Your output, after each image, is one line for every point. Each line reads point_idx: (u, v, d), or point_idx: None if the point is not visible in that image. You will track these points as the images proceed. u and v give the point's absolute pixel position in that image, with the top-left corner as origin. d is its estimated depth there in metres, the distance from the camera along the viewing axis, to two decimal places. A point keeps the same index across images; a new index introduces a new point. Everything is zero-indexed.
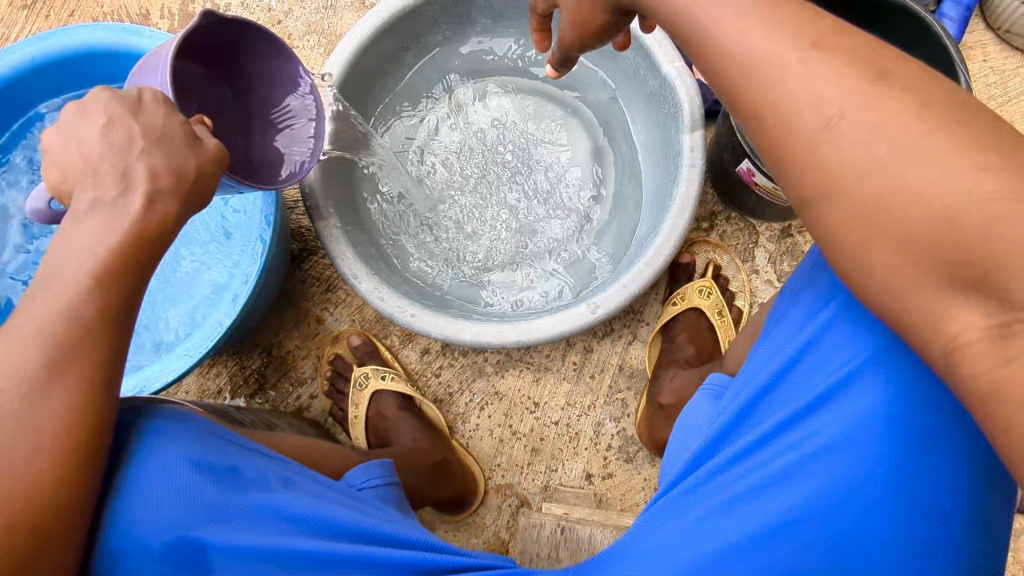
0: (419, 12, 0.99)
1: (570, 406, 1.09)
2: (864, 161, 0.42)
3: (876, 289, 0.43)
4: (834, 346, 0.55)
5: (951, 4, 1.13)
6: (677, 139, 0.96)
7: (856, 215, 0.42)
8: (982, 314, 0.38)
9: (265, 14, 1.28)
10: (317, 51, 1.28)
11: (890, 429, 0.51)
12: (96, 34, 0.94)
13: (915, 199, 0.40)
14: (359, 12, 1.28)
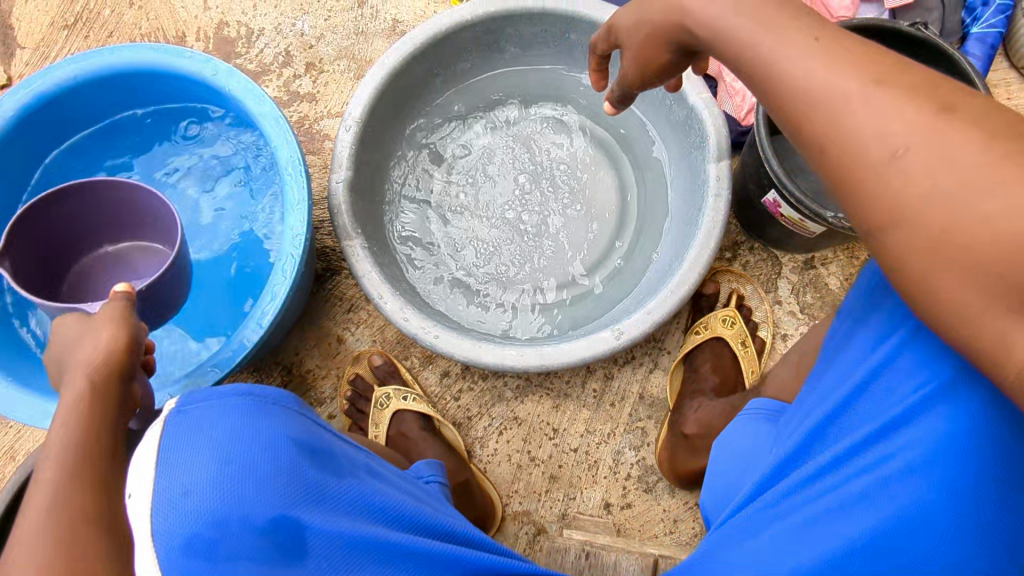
0: (447, 39, 1.05)
1: (589, 433, 1.08)
2: (931, 191, 0.42)
3: (933, 306, 0.44)
4: (906, 371, 0.54)
5: (975, 42, 1.15)
6: (703, 168, 0.97)
7: (922, 246, 0.43)
8: None
9: (298, 39, 1.32)
10: (347, 75, 1.30)
11: (964, 457, 0.50)
12: (150, 53, 0.96)
13: (982, 226, 0.40)
14: (390, 40, 1.31)
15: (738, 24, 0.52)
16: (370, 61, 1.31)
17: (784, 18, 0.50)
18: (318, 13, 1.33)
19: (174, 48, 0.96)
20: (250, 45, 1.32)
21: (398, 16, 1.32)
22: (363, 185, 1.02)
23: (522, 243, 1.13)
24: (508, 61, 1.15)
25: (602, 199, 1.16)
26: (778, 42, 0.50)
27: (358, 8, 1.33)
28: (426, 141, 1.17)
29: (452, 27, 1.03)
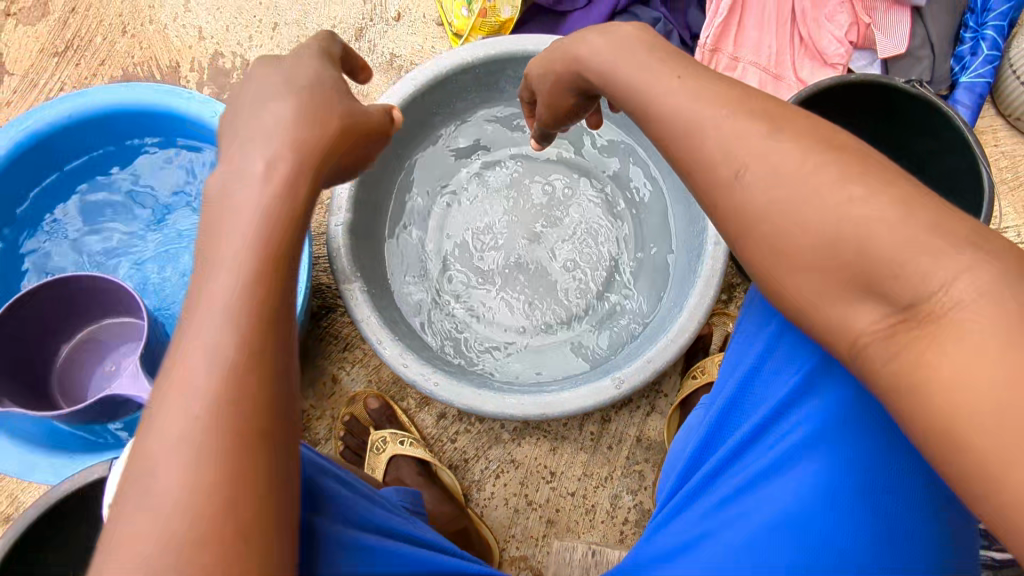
0: (450, 81, 1.07)
1: (586, 477, 1.08)
2: (766, 206, 0.48)
3: (787, 298, 0.49)
4: (783, 360, 0.62)
5: (963, 91, 1.18)
6: (704, 224, 1.00)
7: (763, 251, 0.49)
8: (875, 314, 0.43)
9: None
10: None
11: (834, 429, 0.56)
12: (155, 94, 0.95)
13: (812, 238, 0.46)
14: (387, 75, 1.31)
15: (689, 99, 0.54)
16: (366, 95, 1.30)
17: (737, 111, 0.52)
18: None
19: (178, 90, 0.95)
20: None
21: (395, 50, 1.32)
22: (360, 227, 1.00)
23: (499, 269, 1.15)
24: (507, 101, 1.16)
25: (579, 225, 1.17)
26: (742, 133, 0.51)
27: (356, 41, 1.32)
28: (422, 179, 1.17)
29: (455, 70, 1.05)
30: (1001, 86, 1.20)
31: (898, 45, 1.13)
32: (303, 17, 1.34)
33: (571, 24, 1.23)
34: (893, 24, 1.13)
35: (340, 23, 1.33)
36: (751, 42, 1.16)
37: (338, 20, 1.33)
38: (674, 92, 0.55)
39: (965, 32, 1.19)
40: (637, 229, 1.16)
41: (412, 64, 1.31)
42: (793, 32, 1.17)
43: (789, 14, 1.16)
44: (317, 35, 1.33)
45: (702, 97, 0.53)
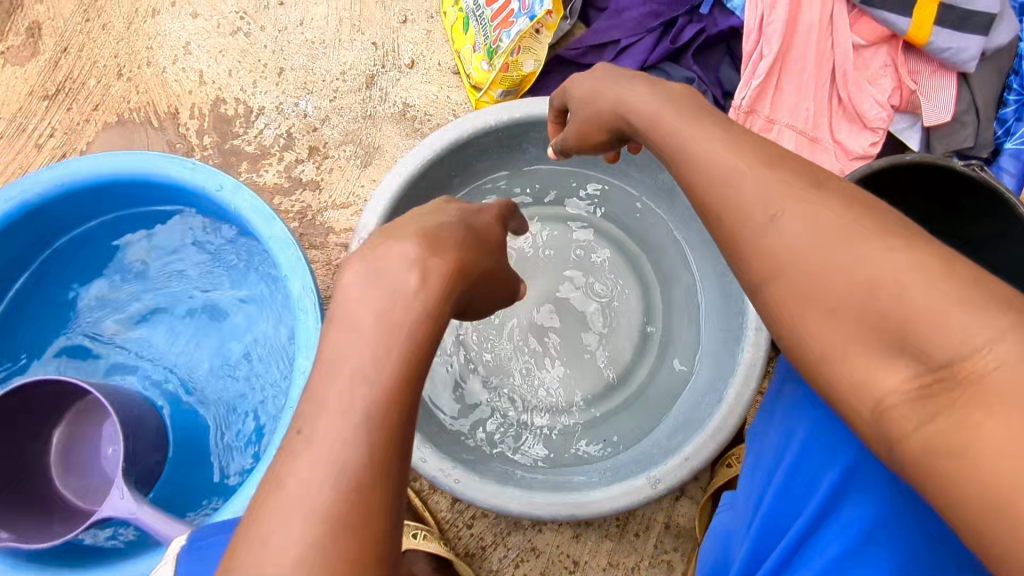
0: (470, 144, 1.00)
1: (612, 568, 1.01)
2: (816, 260, 0.41)
3: (804, 353, 0.42)
4: (817, 461, 0.59)
5: (1009, 157, 1.12)
6: (740, 304, 0.94)
7: (792, 294, 0.42)
8: (906, 377, 0.36)
9: (300, 120, 1.24)
10: (353, 161, 1.22)
11: (872, 539, 0.52)
12: (151, 162, 0.86)
13: (839, 273, 0.40)
14: (398, 125, 1.23)
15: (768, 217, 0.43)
16: (377, 146, 1.23)
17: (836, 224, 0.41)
18: (322, 93, 1.25)
19: (176, 158, 0.87)
20: (248, 123, 1.23)
21: (408, 99, 1.25)
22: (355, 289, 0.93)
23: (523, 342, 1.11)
24: (530, 161, 1.09)
25: (605, 292, 1.13)
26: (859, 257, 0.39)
27: (366, 89, 1.25)
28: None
29: (476, 133, 0.98)
30: None
31: (943, 112, 1.07)
32: (311, 62, 1.26)
33: None
34: (938, 91, 1.07)
35: (349, 69, 1.26)
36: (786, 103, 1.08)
37: (347, 66, 1.26)
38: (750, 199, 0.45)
39: (1009, 95, 1.14)
40: (668, 300, 1.12)
41: (427, 114, 1.24)
42: (832, 93, 1.09)
43: (829, 75, 1.08)
44: (325, 82, 1.25)
45: (782, 196, 0.43)
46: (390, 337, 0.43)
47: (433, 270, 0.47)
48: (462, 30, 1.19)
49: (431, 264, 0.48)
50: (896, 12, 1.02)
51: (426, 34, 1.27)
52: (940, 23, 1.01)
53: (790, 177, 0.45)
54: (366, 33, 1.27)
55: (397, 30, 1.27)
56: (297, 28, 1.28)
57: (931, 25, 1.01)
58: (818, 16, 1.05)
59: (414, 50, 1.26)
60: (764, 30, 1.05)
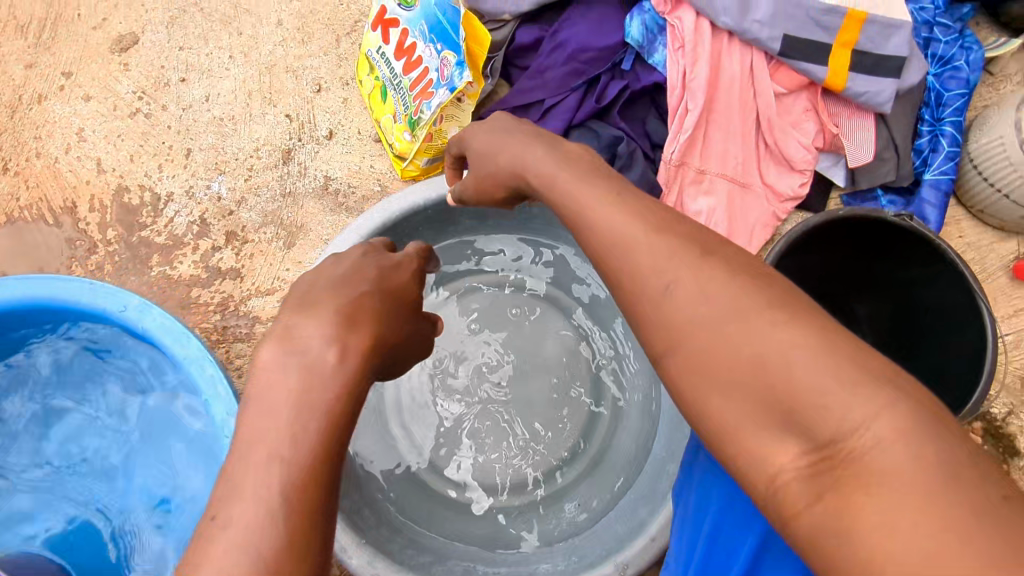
0: (398, 225, 0.97)
1: None
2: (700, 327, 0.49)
3: (712, 431, 0.49)
4: (729, 534, 0.65)
5: (930, 188, 1.14)
6: None
7: (694, 371, 0.49)
8: (794, 452, 0.44)
9: (213, 203, 1.16)
10: (276, 244, 1.14)
11: None
12: (55, 287, 0.78)
13: (732, 350, 0.47)
14: (320, 200, 1.17)
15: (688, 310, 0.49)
16: (301, 224, 1.15)
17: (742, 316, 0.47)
18: (235, 173, 1.17)
19: (79, 278, 0.78)
20: (156, 212, 1.14)
21: (329, 172, 1.18)
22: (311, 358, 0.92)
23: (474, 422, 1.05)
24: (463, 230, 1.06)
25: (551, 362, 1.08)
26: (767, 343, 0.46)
27: (284, 165, 1.18)
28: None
29: (403, 212, 0.95)
30: (963, 178, 1.18)
31: (865, 152, 1.09)
32: (221, 140, 1.19)
33: None
34: (859, 131, 1.09)
35: (264, 144, 1.19)
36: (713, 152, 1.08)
37: (261, 141, 1.19)
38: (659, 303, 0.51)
39: (922, 125, 1.17)
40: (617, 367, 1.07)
41: (351, 186, 1.18)
42: (758, 139, 1.10)
43: (754, 122, 1.08)
44: (239, 160, 1.18)
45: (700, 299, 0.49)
46: (306, 414, 0.49)
47: (352, 347, 0.52)
48: (380, 99, 1.13)
49: (349, 342, 0.52)
50: (812, 60, 1.03)
51: (343, 102, 1.21)
52: (854, 68, 1.03)
53: (713, 285, 0.49)
54: (279, 105, 1.21)
55: (311, 100, 1.21)
56: (203, 105, 1.20)
57: (847, 72, 1.02)
58: (739, 70, 1.06)
59: (331, 120, 1.20)
60: (687, 86, 1.04)
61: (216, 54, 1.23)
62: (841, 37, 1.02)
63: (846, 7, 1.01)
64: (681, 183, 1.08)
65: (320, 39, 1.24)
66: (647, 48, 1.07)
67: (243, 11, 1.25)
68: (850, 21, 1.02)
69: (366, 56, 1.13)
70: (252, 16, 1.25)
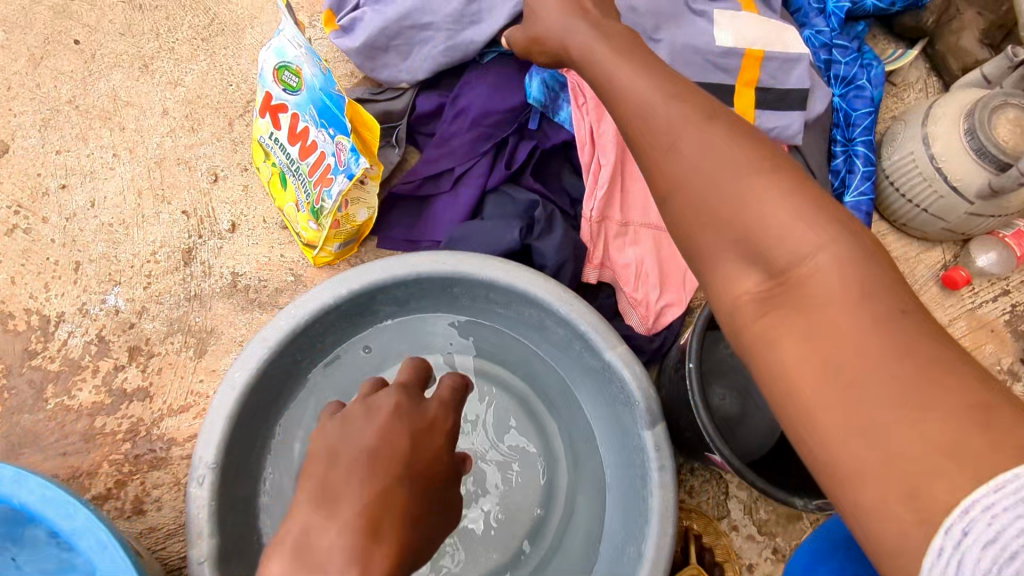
0: (308, 327, 0.91)
1: None
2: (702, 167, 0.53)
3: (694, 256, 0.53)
4: None
5: (851, 211, 1.13)
6: (634, 432, 0.89)
7: (690, 207, 0.53)
8: (756, 281, 0.48)
9: (112, 318, 1.06)
10: (186, 354, 1.06)
11: None
12: None
13: (727, 187, 0.51)
14: (229, 299, 1.09)
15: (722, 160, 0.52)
16: (211, 328, 1.07)
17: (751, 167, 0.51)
18: (132, 282, 1.08)
19: None
20: (46, 337, 1.04)
21: (236, 268, 1.10)
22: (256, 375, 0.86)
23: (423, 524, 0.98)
24: (383, 316, 0.99)
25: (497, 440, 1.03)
26: (757, 186, 0.50)
27: (185, 266, 1.09)
28: (315, 426, 0.98)
29: (312, 313, 0.90)
30: (883, 195, 1.18)
31: None
32: (113, 247, 1.09)
33: (437, 210, 1.08)
34: None
35: (161, 246, 1.10)
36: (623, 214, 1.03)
37: (158, 243, 1.10)
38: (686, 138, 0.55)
39: (836, 147, 1.16)
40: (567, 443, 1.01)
41: (261, 280, 1.10)
42: None
43: None
44: (135, 267, 1.09)
45: (723, 142, 0.53)
46: None
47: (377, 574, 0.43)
48: (280, 186, 1.06)
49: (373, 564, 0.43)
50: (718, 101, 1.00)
51: (243, 190, 1.13)
52: (760, 105, 1.01)
53: (725, 138, 0.53)
54: (173, 202, 1.12)
55: (208, 192, 1.13)
56: (89, 212, 1.10)
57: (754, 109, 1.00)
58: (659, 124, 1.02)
59: (232, 210, 1.12)
60: (596, 143, 1.02)
61: (99, 153, 1.13)
62: (743, 77, 1.01)
63: (743, 48, 1.00)
64: (606, 237, 1.05)
65: (211, 125, 1.16)
66: (551, 106, 1.04)
67: (124, 104, 1.16)
68: (750, 61, 1.00)
69: (260, 143, 1.06)
70: (134, 108, 1.16)
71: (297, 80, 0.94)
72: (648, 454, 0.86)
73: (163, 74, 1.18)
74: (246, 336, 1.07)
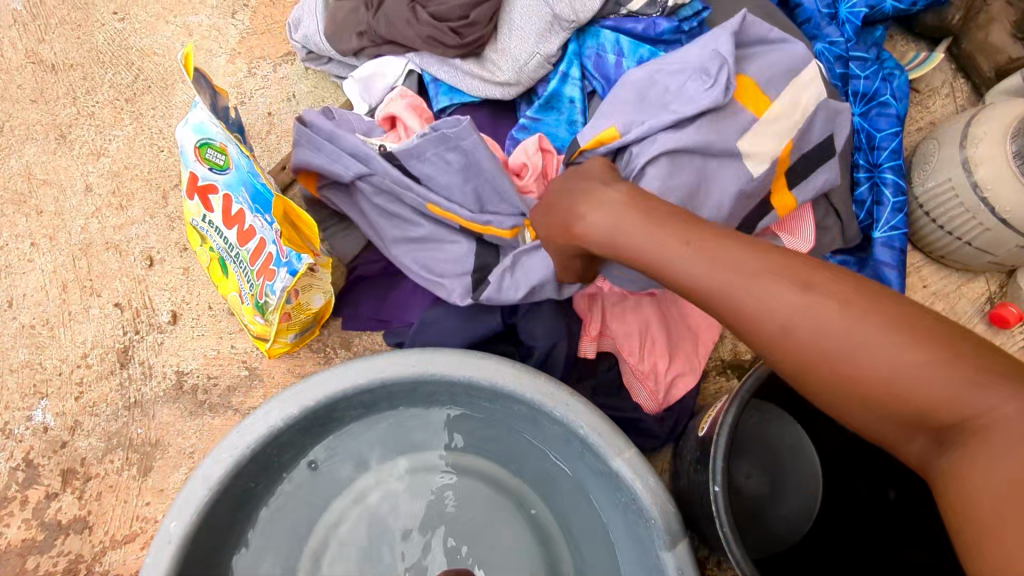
0: (258, 453, 0.76)
1: None
2: (766, 314, 0.52)
3: (824, 405, 0.52)
4: None
5: (883, 248, 0.97)
6: (651, 550, 0.73)
7: (789, 350, 0.52)
8: (923, 437, 0.47)
9: (41, 437, 0.92)
10: (128, 474, 0.91)
11: None
12: None
13: (804, 329, 0.51)
14: (173, 403, 0.94)
15: (780, 283, 0.52)
16: (155, 440, 0.93)
17: (824, 291, 0.51)
18: (61, 393, 0.94)
19: None
20: None
21: (181, 365, 0.96)
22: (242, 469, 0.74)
23: None
24: (353, 418, 0.84)
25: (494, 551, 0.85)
26: (829, 308, 0.50)
27: (121, 369, 0.95)
28: (280, 541, 0.82)
29: (262, 436, 0.75)
30: (915, 223, 1.03)
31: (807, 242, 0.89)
32: (36, 353, 0.95)
33: (406, 285, 0.94)
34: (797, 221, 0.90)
35: (92, 347, 0.96)
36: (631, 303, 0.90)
37: (89, 344, 0.96)
38: (735, 255, 0.55)
39: (859, 173, 1.00)
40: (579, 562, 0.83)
41: (210, 377, 0.95)
42: None
43: None
44: (63, 374, 0.95)
45: (775, 259, 0.54)
46: None
47: None
48: (221, 273, 0.91)
49: None
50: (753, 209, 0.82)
51: (184, 274, 0.99)
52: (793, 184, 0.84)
53: (776, 273, 0.53)
54: (104, 294, 0.98)
55: (143, 279, 0.99)
56: (7, 313, 0.96)
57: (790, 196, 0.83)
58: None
59: (173, 299, 0.98)
60: None
61: (14, 244, 0.99)
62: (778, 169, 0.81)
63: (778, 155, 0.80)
64: (602, 307, 0.90)
65: (142, 200, 1.02)
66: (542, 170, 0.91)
67: (41, 182, 1.02)
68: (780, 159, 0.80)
69: (194, 226, 0.90)
70: (53, 187, 1.02)
71: (223, 157, 0.79)
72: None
73: (83, 145, 1.04)
74: (196, 448, 0.92)
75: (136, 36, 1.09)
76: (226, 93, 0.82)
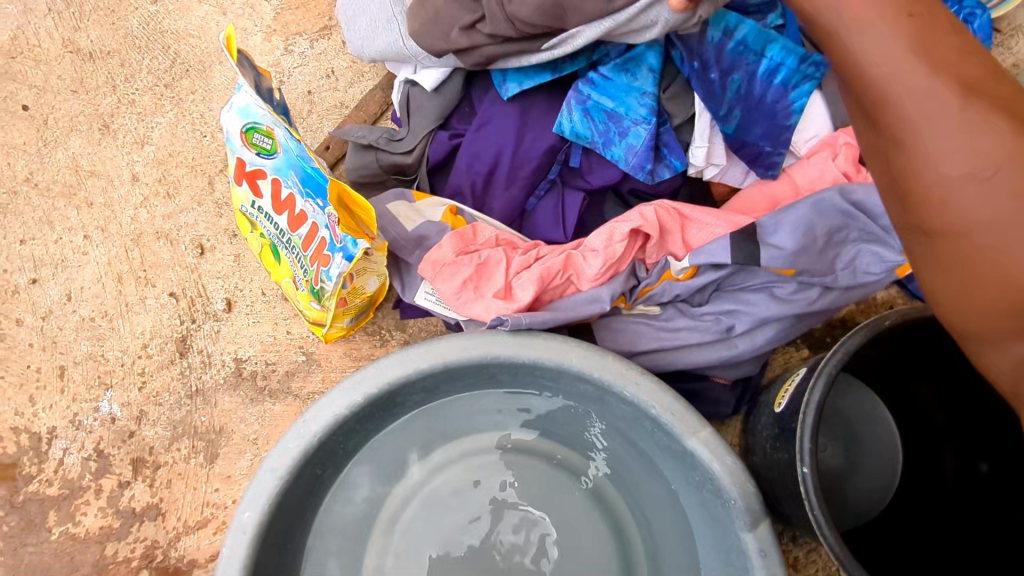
0: (324, 441, 0.75)
1: None
2: (939, 136, 0.48)
3: (933, 261, 0.49)
4: None
5: None
6: (728, 531, 0.71)
7: (928, 166, 0.48)
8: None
9: (109, 428, 0.94)
10: (195, 461, 0.92)
11: None
12: None
13: (965, 157, 0.47)
14: (234, 390, 0.94)
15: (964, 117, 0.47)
16: (219, 428, 0.93)
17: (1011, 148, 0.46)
18: (125, 383, 0.95)
19: None
20: (40, 459, 0.92)
21: (239, 353, 0.95)
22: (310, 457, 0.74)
23: None
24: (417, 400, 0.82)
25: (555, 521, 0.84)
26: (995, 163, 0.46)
27: (182, 358, 0.95)
28: (349, 519, 0.82)
29: (327, 425, 0.74)
30: None
31: None
32: (98, 345, 0.96)
33: None
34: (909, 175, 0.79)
35: (151, 338, 0.96)
36: (737, 372, 0.84)
37: (148, 335, 0.96)
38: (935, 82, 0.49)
39: None
40: (646, 537, 0.82)
41: (268, 364, 0.95)
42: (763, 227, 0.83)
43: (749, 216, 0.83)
44: (126, 365, 0.95)
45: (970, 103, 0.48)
46: None
47: None
48: (274, 259, 0.90)
49: None
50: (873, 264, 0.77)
51: (235, 260, 0.98)
52: None
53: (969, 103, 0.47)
54: (158, 284, 0.98)
55: (196, 268, 0.98)
56: (67, 307, 0.97)
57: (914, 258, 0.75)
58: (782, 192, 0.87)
59: (226, 286, 0.98)
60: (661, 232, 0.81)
61: (67, 238, 0.99)
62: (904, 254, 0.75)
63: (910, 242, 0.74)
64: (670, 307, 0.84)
65: (189, 188, 1.01)
66: (601, 140, 0.85)
67: (88, 174, 1.01)
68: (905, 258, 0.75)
69: (243, 212, 0.88)
70: (101, 178, 1.01)
71: (270, 141, 0.77)
72: (752, 563, 0.68)
73: (127, 133, 1.03)
74: (259, 434, 0.92)
75: (170, 18, 1.07)
76: (268, 73, 0.79)
